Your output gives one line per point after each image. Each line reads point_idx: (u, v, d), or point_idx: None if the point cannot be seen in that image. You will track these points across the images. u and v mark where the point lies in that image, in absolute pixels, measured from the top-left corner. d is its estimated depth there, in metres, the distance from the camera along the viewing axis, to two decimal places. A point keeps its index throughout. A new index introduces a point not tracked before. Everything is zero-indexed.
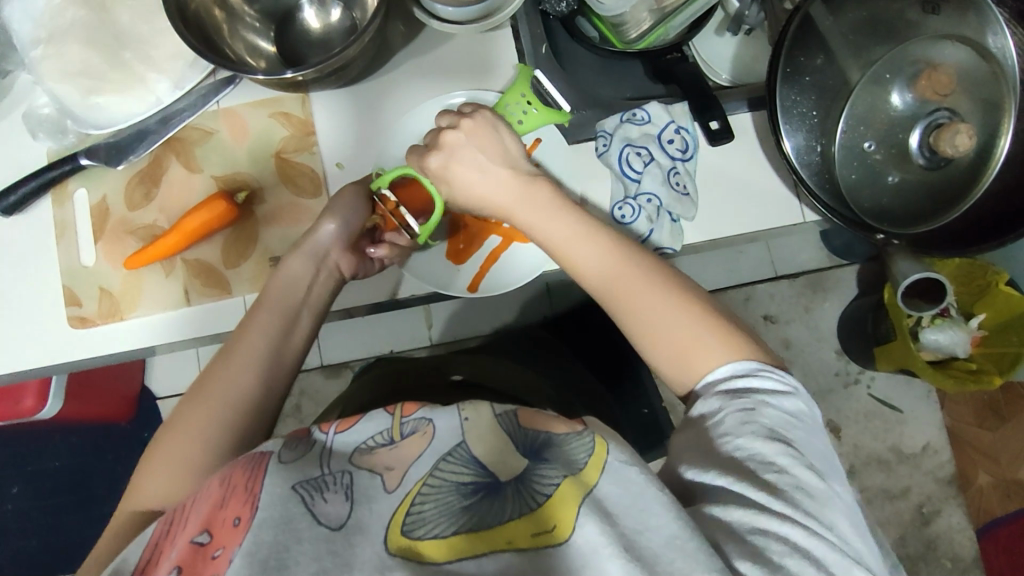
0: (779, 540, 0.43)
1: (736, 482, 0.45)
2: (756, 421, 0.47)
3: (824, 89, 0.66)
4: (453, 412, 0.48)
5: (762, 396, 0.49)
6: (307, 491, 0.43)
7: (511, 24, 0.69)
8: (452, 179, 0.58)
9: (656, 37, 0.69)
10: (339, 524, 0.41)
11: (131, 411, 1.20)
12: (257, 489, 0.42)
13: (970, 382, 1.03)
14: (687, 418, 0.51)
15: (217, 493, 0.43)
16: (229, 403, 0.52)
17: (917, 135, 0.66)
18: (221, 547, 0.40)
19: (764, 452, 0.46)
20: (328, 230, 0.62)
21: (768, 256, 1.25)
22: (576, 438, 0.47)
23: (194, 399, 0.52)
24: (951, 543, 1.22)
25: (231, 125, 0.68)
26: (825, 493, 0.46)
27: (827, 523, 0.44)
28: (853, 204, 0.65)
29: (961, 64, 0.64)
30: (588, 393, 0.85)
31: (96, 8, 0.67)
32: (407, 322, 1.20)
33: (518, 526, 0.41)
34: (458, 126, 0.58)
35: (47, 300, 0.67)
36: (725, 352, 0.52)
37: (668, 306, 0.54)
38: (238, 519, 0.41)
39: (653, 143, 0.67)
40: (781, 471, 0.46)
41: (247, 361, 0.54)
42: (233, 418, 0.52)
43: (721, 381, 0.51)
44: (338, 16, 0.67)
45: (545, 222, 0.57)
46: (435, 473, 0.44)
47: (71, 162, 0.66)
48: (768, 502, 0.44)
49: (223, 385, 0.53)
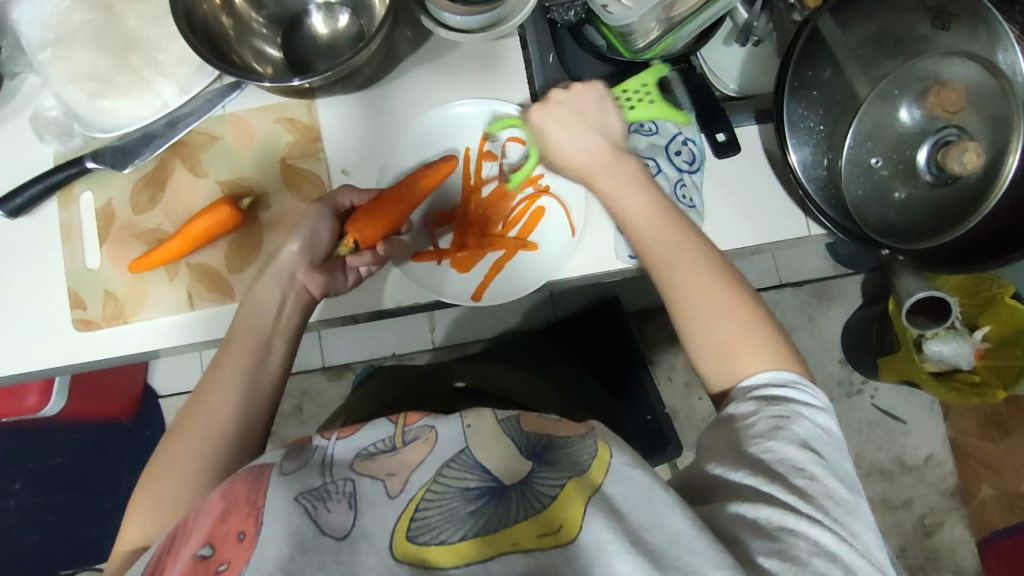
0: (806, 541, 0.42)
1: (766, 483, 0.45)
2: (789, 429, 0.47)
3: (830, 103, 0.66)
4: (456, 419, 0.49)
5: (797, 406, 0.48)
6: (309, 502, 0.42)
7: (518, 32, 0.69)
8: (545, 138, 0.62)
9: (664, 47, 0.68)
10: (343, 534, 0.41)
11: (134, 409, 1.20)
12: (259, 503, 0.42)
13: (971, 396, 1.02)
14: (719, 417, 0.50)
15: (218, 506, 0.43)
16: (209, 432, 0.52)
17: (926, 151, 0.65)
18: (226, 562, 0.39)
19: (796, 457, 0.46)
20: (292, 249, 0.60)
21: (773, 265, 1.24)
22: (578, 441, 0.47)
23: (173, 435, 0.53)
24: (953, 555, 1.22)
25: (237, 131, 0.68)
26: (852, 504, 0.45)
27: (852, 532, 0.44)
28: (859, 220, 0.65)
29: (970, 80, 0.64)
30: (593, 399, 0.84)
31: (104, 10, 0.68)
32: (410, 325, 1.19)
33: (525, 528, 0.41)
34: (567, 88, 0.63)
35: (51, 303, 0.67)
36: (750, 351, 0.51)
37: (712, 293, 0.53)
38: (243, 534, 0.41)
39: (660, 154, 0.66)
40: (812, 479, 0.45)
41: (226, 391, 0.54)
42: (210, 454, 0.51)
43: (753, 386, 0.50)
44: (345, 23, 0.67)
45: (624, 195, 0.59)
46: (438, 479, 0.44)
47: (77, 164, 0.66)
48: (798, 505, 0.44)
49: (197, 423, 0.53)
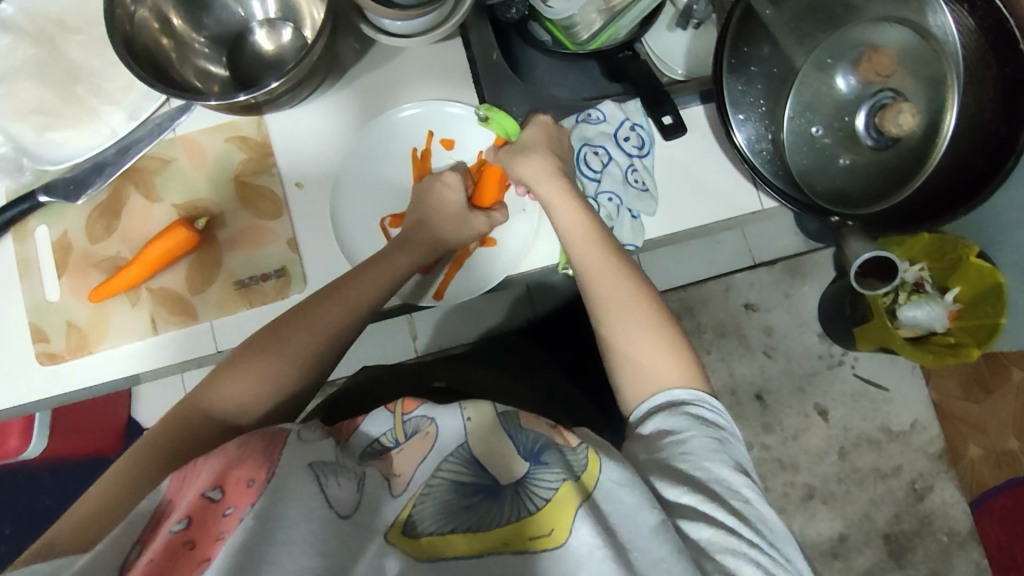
0: (748, 561, 0.44)
1: (704, 500, 0.47)
2: (725, 453, 0.50)
3: (770, 78, 0.67)
4: (455, 411, 0.51)
5: (726, 424, 0.52)
6: (321, 472, 0.45)
7: (461, 33, 0.70)
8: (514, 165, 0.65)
9: (608, 36, 0.71)
10: (347, 512, 0.43)
11: (119, 444, 1.17)
12: (274, 457, 0.44)
13: (948, 356, 1.04)
14: (647, 435, 0.52)
15: (229, 450, 0.44)
16: (316, 344, 0.57)
17: (863, 117, 0.66)
18: (233, 506, 0.41)
19: (731, 480, 0.48)
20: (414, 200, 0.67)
21: (745, 244, 1.23)
22: (569, 452, 0.49)
23: (293, 330, 0.57)
24: (946, 517, 1.24)
25: (189, 153, 0.68)
26: (783, 529, 0.48)
27: (786, 554, 0.47)
28: (807, 189, 0.66)
29: (902, 45, 0.65)
30: (567, 395, 0.85)
31: (45, 44, 0.68)
32: (390, 334, 1.19)
33: (513, 527, 0.43)
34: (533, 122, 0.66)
35: (14, 339, 0.67)
36: (673, 367, 0.55)
37: (643, 322, 0.57)
38: (253, 481, 0.42)
39: (609, 141, 0.69)
40: (745, 502, 0.48)
41: (343, 323, 0.59)
42: (308, 363, 0.57)
43: (691, 406, 0.52)
44: (289, 36, 0.67)
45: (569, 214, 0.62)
46: (438, 475, 0.47)
47: (29, 200, 0.65)
48: (736, 526, 0.46)
49: (310, 332, 0.58)
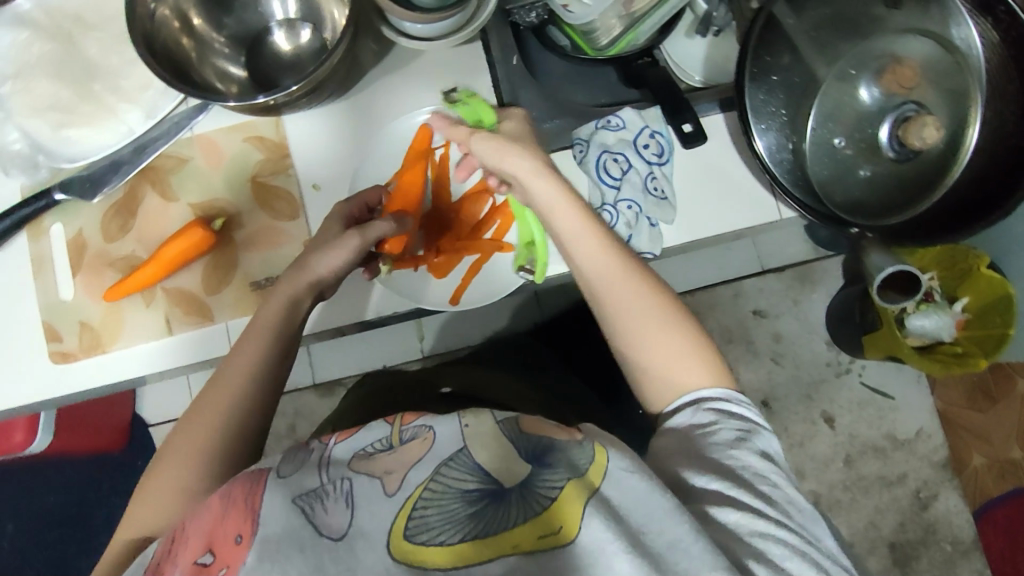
0: (778, 543, 0.45)
1: (731, 487, 0.47)
2: (751, 441, 0.49)
3: (791, 87, 0.67)
4: (453, 419, 0.48)
5: (750, 412, 0.51)
6: (306, 503, 0.43)
7: (482, 36, 0.69)
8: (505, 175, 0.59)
9: (627, 42, 0.70)
10: (340, 535, 0.41)
11: (123, 440, 1.17)
12: (257, 506, 0.42)
13: (954, 365, 1.03)
14: (673, 428, 0.51)
15: (216, 509, 0.43)
16: (226, 416, 0.51)
17: (886, 128, 0.66)
18: (225, 566, 0.40)
19: (758, 466, 0.48)
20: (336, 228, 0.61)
21: (755, 252, 1.23)
22: (574, 446, 0.46)
23: (200, 412, 0.52)
24: (950, 526, 1.24)
25: (206, 152, 0.68)
26: (810, 511, 0.49)
27: (814, 535, 0.47)
28: (827, 200, 0.66)
29: (925, 56, 0.65)
30: (577, 399, 0.84)
31: (62, 40, 0.68)
32: (397, 335, 1.19)
33: (524, 530, 0.41)
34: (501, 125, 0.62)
35: (27, 338, 0.66)
36: (696, 363, 0.53)
37: (660, 321, 0.54)
38: (241, 537, 0.41)
39: (629, 148, 0.68)
40: (773, 486, 0.48)
41: (244, 381, 0.53)
42: (228, 438, 0.51)
43: (718, 400, 0.51)
44: (308, 36, 0.67)
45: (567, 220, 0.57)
46: (437, 478, 0.43)
47: (45, 197, 0.65)
48: (764, 509, 0.46)
49: (218, 406, 0.52)
